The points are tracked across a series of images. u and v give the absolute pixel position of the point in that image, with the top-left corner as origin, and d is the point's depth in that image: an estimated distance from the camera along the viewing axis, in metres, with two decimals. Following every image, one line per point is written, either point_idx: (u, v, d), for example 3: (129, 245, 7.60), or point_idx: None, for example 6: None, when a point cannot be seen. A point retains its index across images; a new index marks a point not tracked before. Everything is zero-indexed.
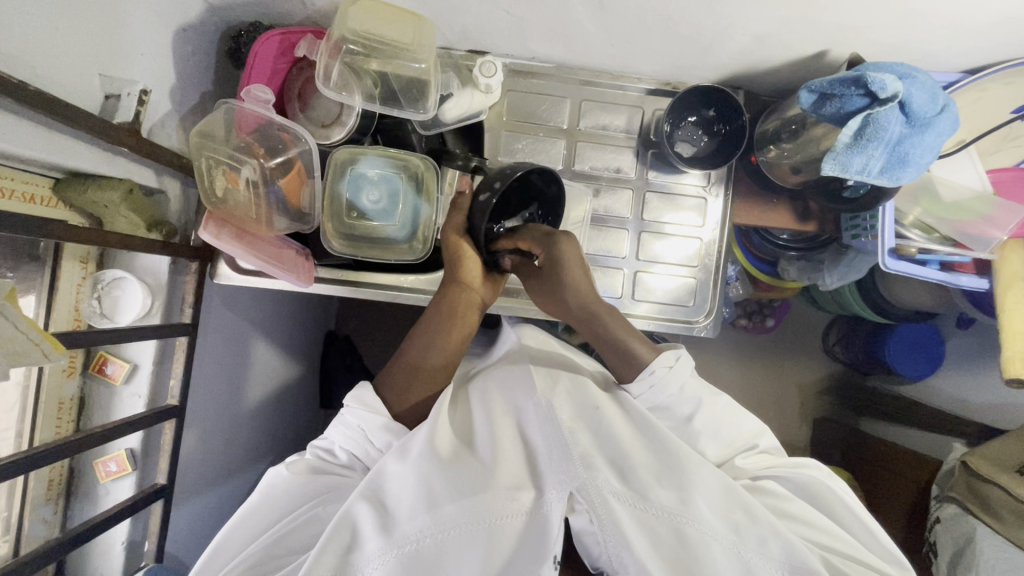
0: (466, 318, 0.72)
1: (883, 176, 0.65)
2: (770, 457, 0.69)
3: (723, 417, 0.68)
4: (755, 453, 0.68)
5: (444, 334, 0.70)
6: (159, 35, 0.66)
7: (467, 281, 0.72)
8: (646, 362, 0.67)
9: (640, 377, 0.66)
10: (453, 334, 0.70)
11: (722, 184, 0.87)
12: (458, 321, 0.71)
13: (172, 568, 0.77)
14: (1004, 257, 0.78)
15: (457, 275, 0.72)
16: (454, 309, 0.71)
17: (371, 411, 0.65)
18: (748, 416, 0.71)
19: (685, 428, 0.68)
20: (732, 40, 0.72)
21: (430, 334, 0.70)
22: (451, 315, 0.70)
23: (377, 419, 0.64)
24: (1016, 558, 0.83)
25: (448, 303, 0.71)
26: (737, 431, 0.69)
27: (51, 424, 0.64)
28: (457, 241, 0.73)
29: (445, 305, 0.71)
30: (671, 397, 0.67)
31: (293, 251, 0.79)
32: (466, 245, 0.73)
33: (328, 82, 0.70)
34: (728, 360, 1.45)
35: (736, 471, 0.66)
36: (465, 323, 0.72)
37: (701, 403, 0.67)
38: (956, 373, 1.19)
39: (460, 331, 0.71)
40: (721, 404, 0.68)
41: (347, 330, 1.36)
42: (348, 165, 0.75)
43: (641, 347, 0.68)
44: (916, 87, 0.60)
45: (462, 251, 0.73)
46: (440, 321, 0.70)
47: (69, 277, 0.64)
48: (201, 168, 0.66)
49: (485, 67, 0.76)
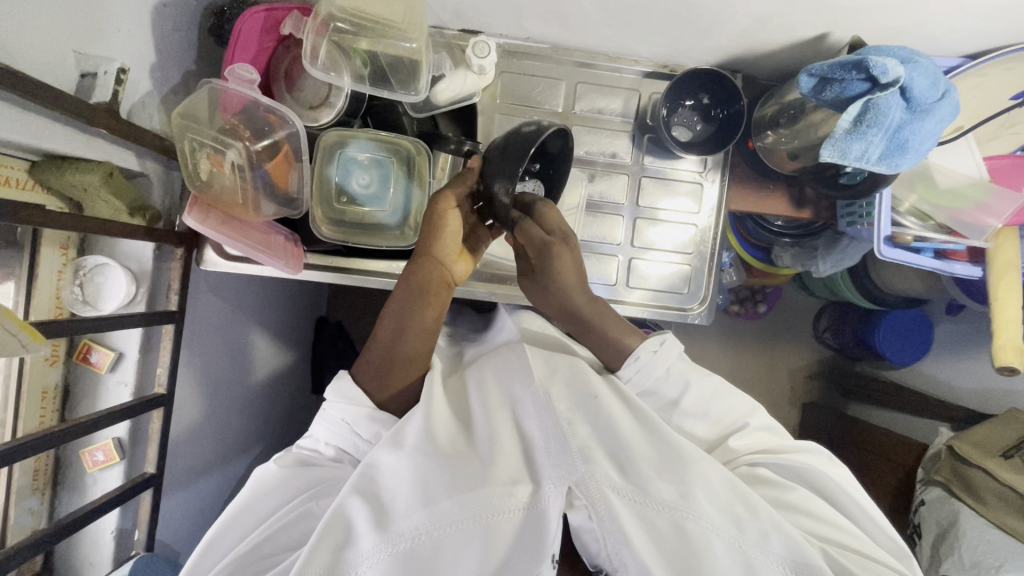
0: (439, 295, 0.69)
1: (881, 162, 0.64)
2: (765, 436, 0.68)
3: (715, 400, 0.69)
4: (748, 434, 0.68)
5: (419, 316, 0.68)
6: (137, 10, 0.63)
7: (440, 257, 0.69)
8: (631, 347, 0.69)
9: (626, 362, 0.68)
10: (428, 312, 0.68)
11: (718, 169, 0.86)
12: (430, 301, 0.68)
13: (163, 556, 0.77)
14: (999, 245, 0.78)
15: (429, 251, 0.69)
16: (426, 287, 0.68)
17: (353, 403, 0.65)
18: (741, 398, 0.71)
19: (677, 412, 0.68)
20: (732, 20, 0.70)
21: (403, 317, 0.67)
22: (423, 294, 0.68)
23: (360, 410, 0.65)
24: (999, 541, 0.85)
25: (420, 283, 0.68)
26: (729, 411, 0.69)
27: (34, 415, 0.63)
28: (443, 211, 0.68)
29: (416, 285, 0.68)
30: (658, 379, 0.68)
31: (281, 237, 0.76)
32: (451, 216, 0.69)
33: (316, 61, 0.67)
34: (719, 346, 1.46)
35: (728, 454, 0.67)
36: (438, 299, 0.69)
37: (688, 386, 0.68)
38: (946, 359, 1.20)
39: (435, 309, 0.69)
40: (710, 383, 0.70)
41: (338, 315, 1.35)
42: (336, 147, 0.73)
43: (629, 335, 0.69)
44: (918, 71, 0.59)
45: (444, 225, 0.68)
46: (413, 302, 0.68)
47: (48, 264, 0.62)
48: (185, 151, 0.65)
49: (479, 47, 0.73)
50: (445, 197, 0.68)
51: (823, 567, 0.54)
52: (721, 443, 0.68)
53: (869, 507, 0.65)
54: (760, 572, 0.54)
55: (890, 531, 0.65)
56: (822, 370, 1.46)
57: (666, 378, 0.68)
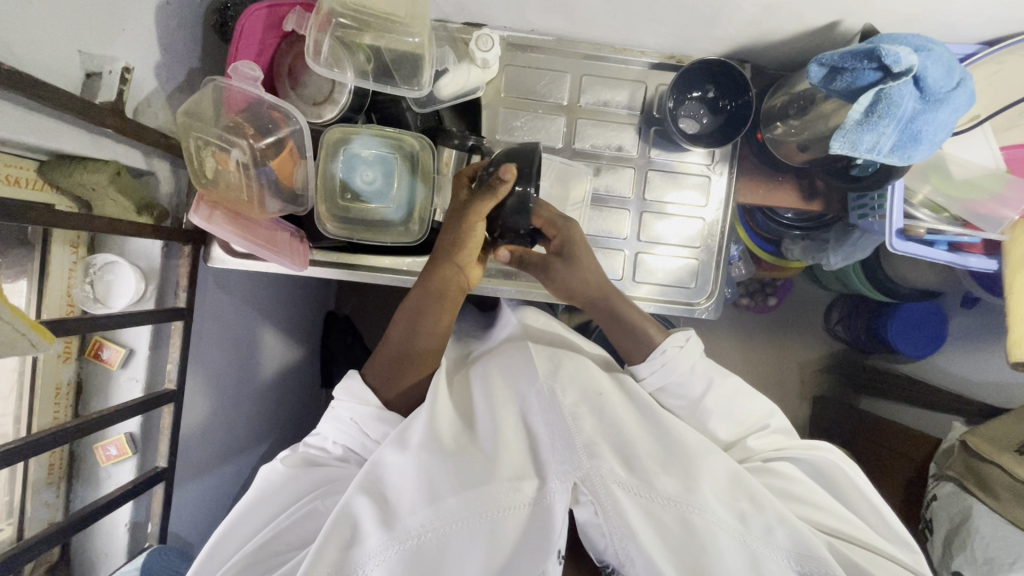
0: (455, 298, 0.70)
1: (893, 154, 0.62)
2: (783, 438, 0.69)
3: (735, 398, 0.69)
4: (767, 433, 0.69)
5: (435, 317, 0.69)
6: (141, 9, 0.63)
7: (462, 264, 0.70)
8: (656, 342, 0.71)
9: (651, 358, 0.69)
10: (444, 315, 0.69)
11: (726, 162, 0.84)
12: (446, 304, 0.69)
13: (176, 548, 0.78)
14: (1015, 239, 0.75)
15: (450, 257, 0.69)
16: (444, 291, 0.69)
17: (361, 404, 0.66)
18: (758, 398, 0.71)
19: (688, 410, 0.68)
20: (741, 10, 0.68)
21: (418, 316, 0.68)
22: (440, 297, 0.69)
23: (366, 410, 0.65)
24: (1015, 537, 0.84)
25: (439, 287, 0.69)
26: (748, 411, 0.70)
27: (50, 411, 0.65)
28: (471, 223, 0.68)
29: (434, 287, 0.68)
30: (683, 375, 0.68)
31: (287, 233, 0.77)
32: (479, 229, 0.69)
33: (319, 57, 0.66)
34: (728, 339, 1.44)
35: (744, 451, 0.67)
36: (453, 304, 0.70)
37: (712, 384, 0.68)
38: (961, 352, 1.19)
39: (450, 312, 0.70)
40: (732, 384, 0.70)
41: (347, 310, 1.35)
42: (341, 144, 0.72)
43: (652, 329, 0.71)
44: (931, 60, 0.57)
45: (472, 235, 0.69)
46: (430, 304, 0.68)
47: (60, 262, 0.63)
48: (190, 149, 0.65)
49: (483, 40, 0.74)
50: (486, 209, 0.67)
51: (829, 557, 0.54)
52: (737, 443, 0.68)
53: (880, 504, 0.64)
54: (766, 567, 0.54)
55: (902, 529, 0.63)
56: (833, 362, 1.44)
57: (691, 374, 0.68)
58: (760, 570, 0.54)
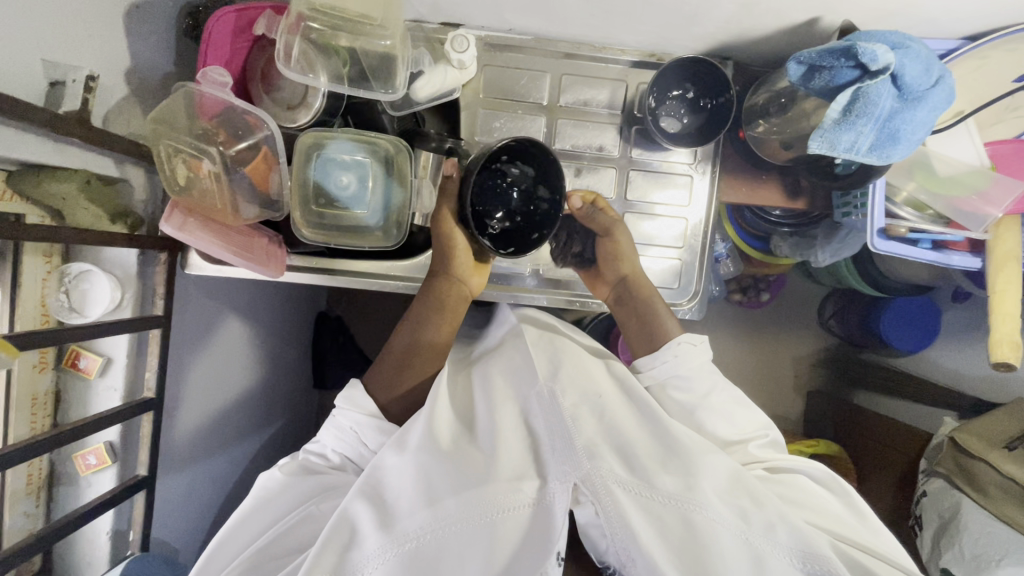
0: (456, 308, 0.74)
1: (872, 154, 0.61)
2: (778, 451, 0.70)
3: (733, 407, 0.69)
4: (767, 443, 0.69)
5: (434, 327, 0.72)
6: (109, 15, 0.63)
7: (458, 274, 0.74)
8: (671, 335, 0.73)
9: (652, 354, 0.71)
10: (443, 325, 0.72)
11: (710, 160, 0.84)
12: (446, 314, 0.73)
13: (160, 555, 0.78)
14: (999, 236, 0.75)
15: (445, 267, 0.73)
16: (443, 301, 0.73)
17: (363, 413, 0.67)
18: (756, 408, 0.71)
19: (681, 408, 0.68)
20: (719, 8, 0.67)
21: (419, 321, 0.72)
22: (439, 308, 0.73)
23: (369, 420, 0.66)
24: (1002, 534, 0.84)
25: (438, 297, 0.73)
26: (749, 419, 0.69)
27: (26, 420, 0.63)
28: (450, 228, 0.73)
29: (433, 299, 0.72)
30: (691, 372, 0.69)
31: (265, 238, 0.76)
32: (458, 234, 0.73)
33: (290, 61, 0.65)
34: (721, 336, 1.44)
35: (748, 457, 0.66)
36: (453, 314, 0.74)
37: (716, 386, 0.69)
38: (951, 347, 1.18)
39: (451, 320, 0.74)
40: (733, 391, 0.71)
41: (337, 311, 1.35)
42: (315, 149, 0.71)
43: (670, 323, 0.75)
44: (909, 57, 0.57)
45: (455, 239, 0.72)
46: (431, 313, 0.72)
47: (32, 272, 0.62)
48: (161, 156, 0.64)
49: (458, 41, 0.73)
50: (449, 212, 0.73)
51: (832, 557, 0.53)
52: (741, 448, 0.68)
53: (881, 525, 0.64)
54: (768, 565, 0.53)
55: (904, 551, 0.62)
56: (827, 358, 1.43)
57: (699, 372, 0.69)
58: (763, 569, 0.53)
